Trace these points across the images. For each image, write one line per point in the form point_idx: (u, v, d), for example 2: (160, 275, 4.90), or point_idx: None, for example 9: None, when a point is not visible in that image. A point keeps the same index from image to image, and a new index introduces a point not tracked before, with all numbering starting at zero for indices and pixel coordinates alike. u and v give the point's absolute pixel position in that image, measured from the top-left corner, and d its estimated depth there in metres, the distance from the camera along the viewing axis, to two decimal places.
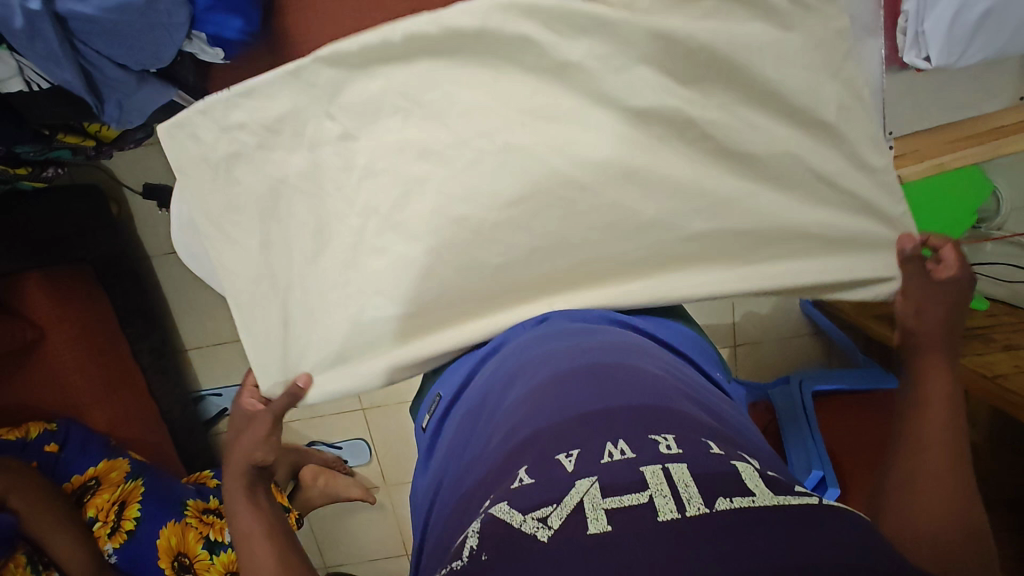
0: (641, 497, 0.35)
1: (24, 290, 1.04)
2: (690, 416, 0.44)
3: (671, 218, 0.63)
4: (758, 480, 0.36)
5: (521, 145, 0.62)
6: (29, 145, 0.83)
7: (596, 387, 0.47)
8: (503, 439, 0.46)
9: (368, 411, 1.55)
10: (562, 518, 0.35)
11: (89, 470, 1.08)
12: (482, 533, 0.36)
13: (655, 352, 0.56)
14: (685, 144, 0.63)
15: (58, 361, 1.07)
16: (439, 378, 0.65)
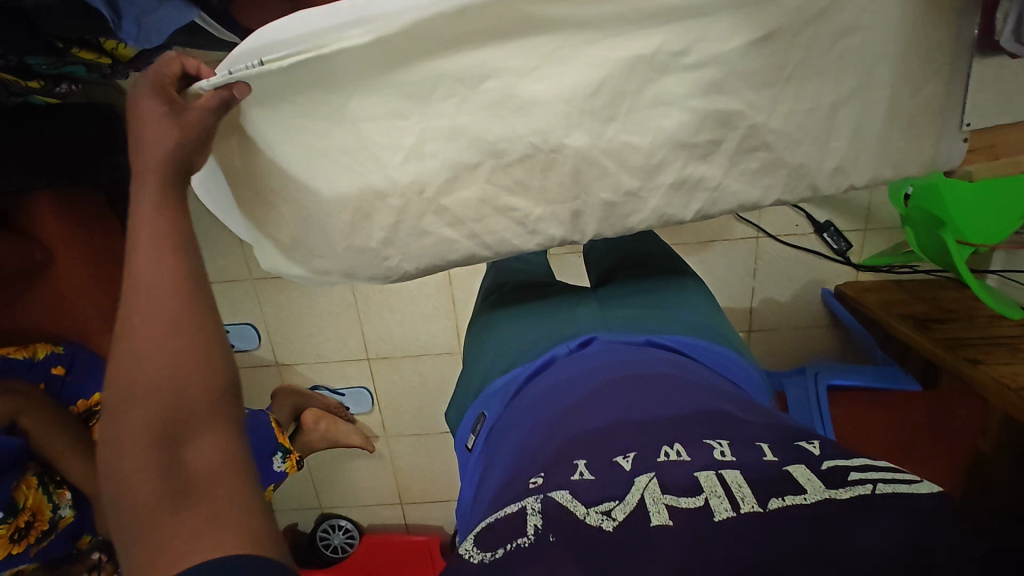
0: (697, 500, 0.42)
1: (35, 210, 1.02)
2: (735, 421, 0.52)
3: (712, 190, 0.61)
4: (811, 475, 0.42)
5: (578, 99, 0.56)
6: (41, 57, 0.78)
7: (640, 402, 0.57)
8: (563, 437, 0.55)
9: (373, 360, 1.55)
10: (625, 512, 0.43)
11: (94, 395, 1.06)
12: (544, 514, 0.44)
13: (698, 374, 0.65)
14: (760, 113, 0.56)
15: (68, 283, 1.06)
16: (482, 399, 0.77)
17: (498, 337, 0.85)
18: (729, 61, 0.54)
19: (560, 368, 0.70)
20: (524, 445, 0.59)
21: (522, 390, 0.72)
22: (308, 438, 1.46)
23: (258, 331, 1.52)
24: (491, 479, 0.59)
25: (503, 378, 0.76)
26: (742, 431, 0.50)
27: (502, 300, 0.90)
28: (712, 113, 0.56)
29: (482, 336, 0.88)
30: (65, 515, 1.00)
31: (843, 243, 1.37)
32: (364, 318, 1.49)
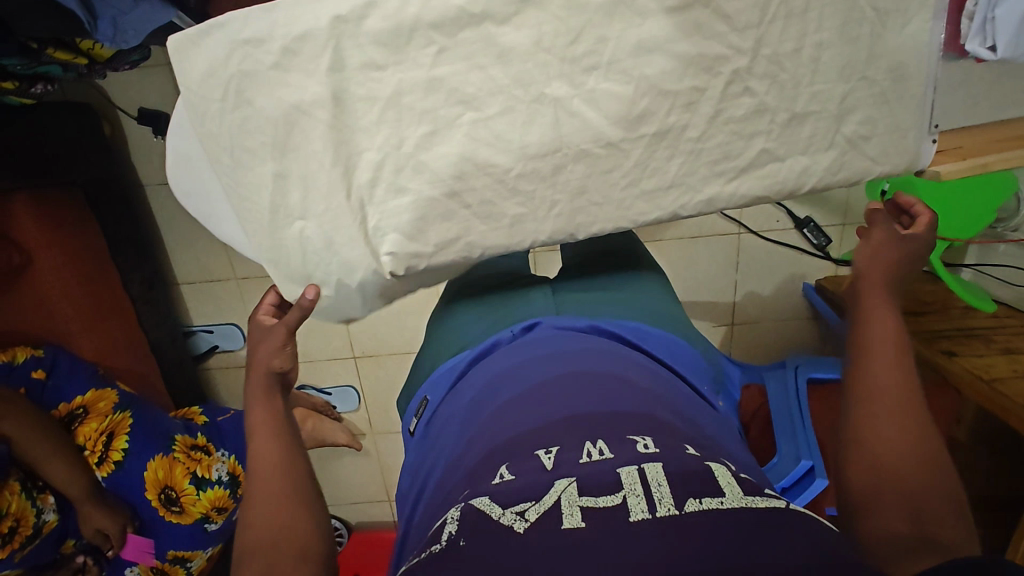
0: (615, 499, 0.45)
1: (11, 211, 1.01)
2: (659, 423, 0.55)
3: (697, 181, 0.58)
4: (730, 480, 0.47)
5: (558, 96, 0.55)
6: (16, 58, 0.77)
7: (573, 393, 0.59)
8: (492, 435, 0.58)
9: (359, 359, 1.55)
10: (538, 512, 0.45)
11: (77, 398, 1.04)
12: (462, 520, 0.46)
13: (634, 360, 0.68)
14: (731, 106, 0.55)
15: (44, 285, 1.05)
16: (427, 384, 0.79)
17: (459, 328, 0.84)
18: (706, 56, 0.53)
19: (501, 356, 0.72)
20: (459, 440, 0.62)
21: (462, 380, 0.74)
22: None
23: (243, 331, 1.50)
24: (433, 474, 0.62)
25: (449, 363, 0.78)
26: (664, 430, 0.54)
27: (464, 293, 0.91)
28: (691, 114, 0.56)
29: (443, 323, 0.88)
30: (50, 519, 0.99)
31: (824, 238, 1.40)
32: (350, 316, 1.49)
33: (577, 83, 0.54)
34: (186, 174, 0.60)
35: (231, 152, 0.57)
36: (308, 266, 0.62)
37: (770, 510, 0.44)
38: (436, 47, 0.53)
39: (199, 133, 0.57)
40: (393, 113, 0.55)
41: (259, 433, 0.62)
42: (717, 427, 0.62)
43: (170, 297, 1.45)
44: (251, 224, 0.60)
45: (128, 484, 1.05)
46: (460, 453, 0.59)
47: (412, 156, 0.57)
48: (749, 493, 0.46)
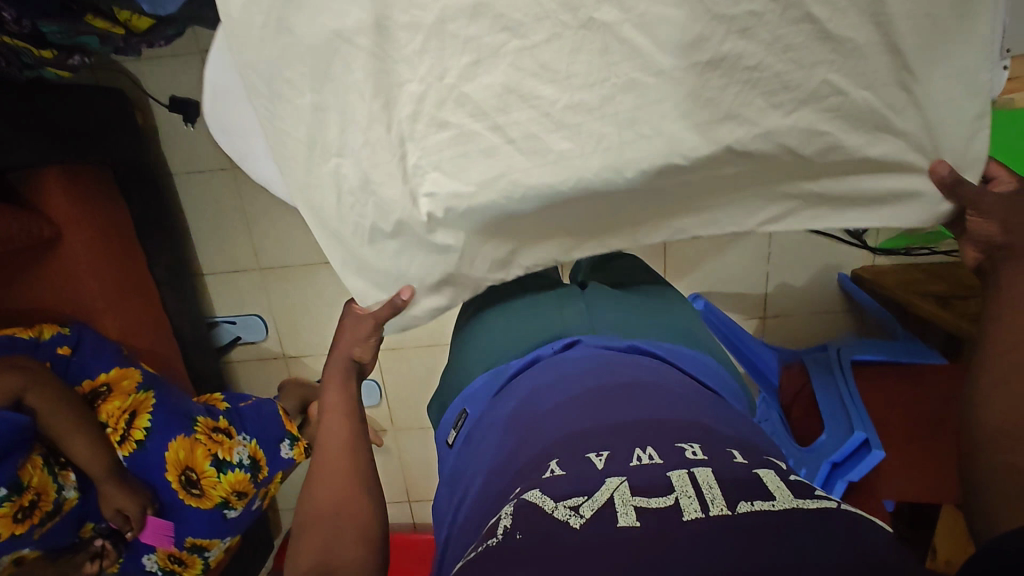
0: (667, 499, 0.45)
1: (43, 185, 1.01)
2: (706, 433, 0.55)
3: (752, 113, 0.56)
4: (779, 484, 0.46)
5: (606, 22, 0.53)
6: (55, 21, 0.78)
7: (623, 404, 0.59)
8: (543, 440, 0.58)
9: (381, 352, 1.52)
10: (592, 509, 0.45)
11: (100, 375, 1.02)
12: (515, 515, 0.47)
13: (676, 376, 0.68)
14: (789, 31, 0.53)
15: (72, 261, 1.04)
16: (464, 396, 0.77)
17: (492, 348, 0.80)
18: None
19: (541, 368, 0.71)
20: (500, 450, 0.62)
21: (507, 388, 0.72)
22: None
23: (266, 322, 1.48)
24: (468, 489, 0.62)
25: (484, 378, 0.76)
26: (712, 438, 0.54)
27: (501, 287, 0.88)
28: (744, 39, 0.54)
29: (471, 337, 0.85)
30: (71, 496, 0.97)
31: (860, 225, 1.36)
32: None
33: (628, 7, 0.53)
34: (222, 111, 0.61)
35: (269, 84, 0.57)
36: (342, 206, 0.61)
37: (824, 513, 0.43)
38: None
39: (237, 62, 0.56)
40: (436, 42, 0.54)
41: (334, 414, 0.70)
42: (763, 442, 0.60)
43: (194, 287, 1.44)
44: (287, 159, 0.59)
45: (149, 464, 1.03)
46: (501, 463, 0.59)
47: (455, 88, 0.56)
48: (802, 497, 0.45)
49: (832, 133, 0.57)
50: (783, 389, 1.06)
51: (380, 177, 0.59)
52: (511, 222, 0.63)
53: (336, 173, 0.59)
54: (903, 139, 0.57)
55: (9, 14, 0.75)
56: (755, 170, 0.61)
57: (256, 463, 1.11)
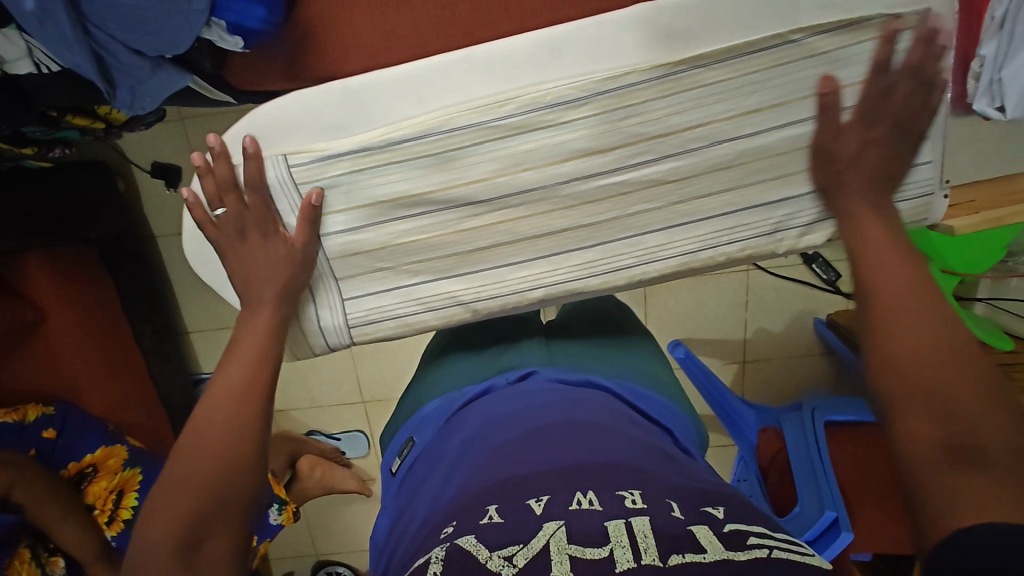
0: (602, 551, 0.40)
1: (27, 270, 1.02)
2: (658, 476, 0.50)
3: (734, 206, 0.57)
4: (713, 537, 0.41)
5: (580, 155, 0.54)
6: (36, 126, 0.79)
7: (576, 444, 0.54)
8: (487, 472, 0.52)
9: (369, 404, 1.54)
10: (527, 558, 0.40)
11: (86, 457, 1.03)
12: (447, 559, 0.41)
13: (629, 418, 0.63)
14: (737, 170, 0.55)
15: (57, 341, 1.06)
16: (413, 424, 0.74)
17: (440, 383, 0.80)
18: (719, 114, 0.53)
19: (490, 401, 0.67)
20: (444, 482, 0.56)
21: (455, 417, 0.69)
22: (304, 486, 1.43)
23: None
24: (407, 523, 0.56)
25: (435, 405, 0.74)
26: (657, 484, 0.48)
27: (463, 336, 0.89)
28: (702, 203, 0.57)
29: (429, 368, 0.85)
30: None
31: (833, 274, 1.40)
32: (358, 361, 1.49)
33: (586, 146, 0.54)
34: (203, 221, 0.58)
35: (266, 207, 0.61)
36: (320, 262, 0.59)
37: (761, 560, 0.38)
38: (446, 113, 0.53)
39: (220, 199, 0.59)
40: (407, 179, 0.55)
41: (254, 328, 0.53)
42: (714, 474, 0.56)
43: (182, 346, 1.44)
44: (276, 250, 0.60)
45: None
46: (445, 497, 0.53)
47: (422, 221, 0.57)
48: (736, 546, 0.40)
49: (779, 177, 0.56)
50: (761, 451, 1.07)
51: (364, 314, 0.61)
52: (437, 198, 0.56)
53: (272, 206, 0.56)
54: None
55: None
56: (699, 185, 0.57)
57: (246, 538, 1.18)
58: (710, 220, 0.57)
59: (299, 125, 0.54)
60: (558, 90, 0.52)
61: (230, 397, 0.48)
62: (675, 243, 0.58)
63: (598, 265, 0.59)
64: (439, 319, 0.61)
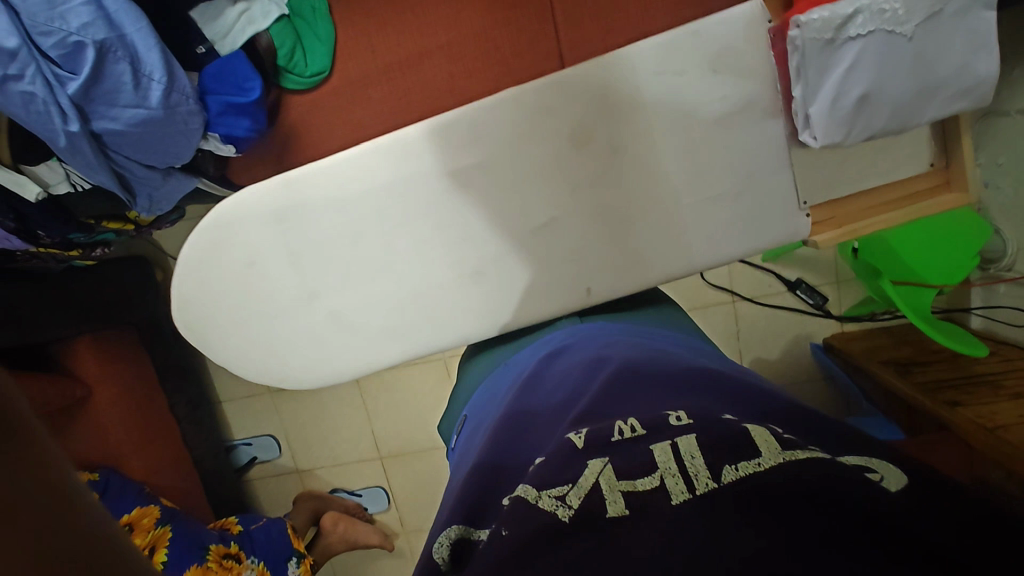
0: (653, 480, 0.36)
1: (77, 351, 1.20)
2: (700, 399, 0.48)
3: (604, 211, 0.65)
4: (767, 436, 0.37)
5: (493, 216, 0.65)
6: (77, 233, 0.97)
7: (608, 387, 0.52)
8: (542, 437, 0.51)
9: (386, 459, 1.58)
10: (580, 497, 0.36)
11: (123, 516, 1.16)
12: (504, 516, 0.36)
13: (671, 351, 0.60)
14: (597, 182, 0.64)
15: (103, 413, 1.22)
16: (467, 404, 0.75)
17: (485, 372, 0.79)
18: (583, 147, 0.63)
19: (521, 365, 0.68)
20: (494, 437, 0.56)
21: (500, 379, 0.70)
22: (327, 541, 1.47)
23: (278, 441, 1.59)
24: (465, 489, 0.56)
25: (491, 378, 0.73)
26: (704, 404, 0.46)
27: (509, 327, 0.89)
28: (578, 219, 0.65)
29: (473, 350, 0.88)
30: None
31: (819, 297, 1.41)
32: (373, 417, 1.56)
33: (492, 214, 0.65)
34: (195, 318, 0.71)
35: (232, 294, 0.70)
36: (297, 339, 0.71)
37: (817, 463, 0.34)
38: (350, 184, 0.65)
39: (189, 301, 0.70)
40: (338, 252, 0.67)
41: None
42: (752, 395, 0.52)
43: (214, 415, 1.58)
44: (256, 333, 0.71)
45: None
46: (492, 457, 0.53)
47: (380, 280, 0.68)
48: (793, 446, 0.36)
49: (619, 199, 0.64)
50: None
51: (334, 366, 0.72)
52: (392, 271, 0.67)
53: (238, 296, 0.69)
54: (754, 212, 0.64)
55: (42, 235, 0.92)
56: (572, 211, 0.65)
57: None
58: (591, 245, 0.66)
59: (249, 218, 0.66)
60: (435, 158, 0.64)
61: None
62: (560, 253, 0.66)
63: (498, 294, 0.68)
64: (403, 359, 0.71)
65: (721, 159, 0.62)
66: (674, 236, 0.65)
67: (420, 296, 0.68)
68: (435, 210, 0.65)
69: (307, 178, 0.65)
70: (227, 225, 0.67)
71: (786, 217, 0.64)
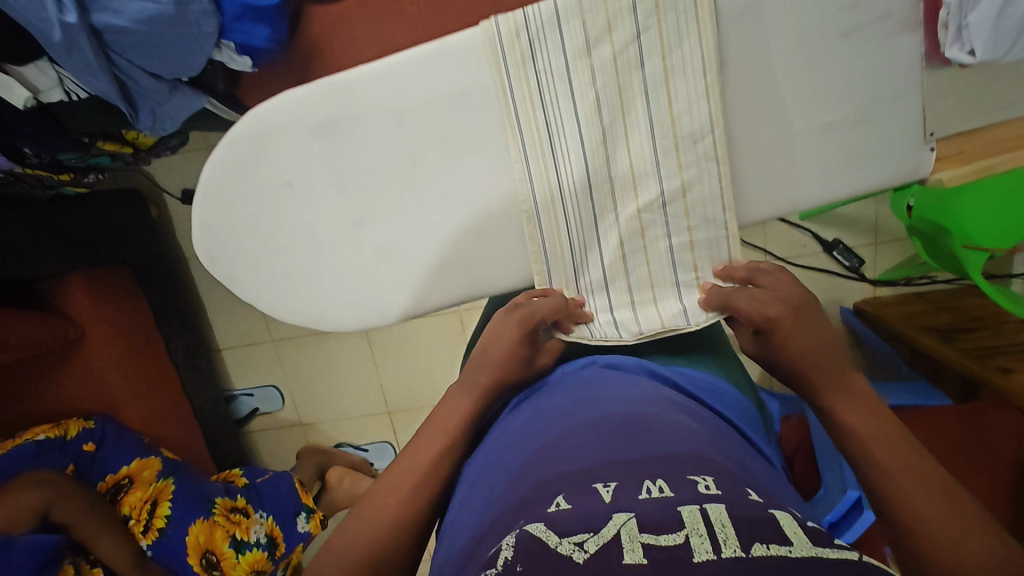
0: (677, 538, 0.33)
1: (68, 289, 1.10)
2: (724, 466, 0.42)
3: (699, 130, 0.56)
4: (796, 528, 0.33)
5: (576, 136, 0.58)
6: (70, 153, 0.86)
7: (631, 429, 0.45)
8: (552, 465, 0.43)
9: (394, 414, 1.51)
10: (598, 544, 0.33)
11: (122, 469, 1.10)
12: (515, 547, 0.34)
13: (689, 402, 0.53)
14: (696, 96, 0.55)
15: (100, 358, 1.13)
16: None
17: None
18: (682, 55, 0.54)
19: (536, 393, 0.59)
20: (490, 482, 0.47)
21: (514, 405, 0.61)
22: (333, 496, 1.41)
23: (281, 392, 1.52)
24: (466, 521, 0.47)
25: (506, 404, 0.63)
26: (731, 474, 0.41)
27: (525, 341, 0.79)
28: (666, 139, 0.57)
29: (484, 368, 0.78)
30: None
31: (856, 260, 1.34)
32: (381, 371, 1.48)
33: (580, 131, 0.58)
34: (214, 246, 0.61)
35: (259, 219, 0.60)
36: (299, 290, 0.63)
37: (852, 568, 0.30)
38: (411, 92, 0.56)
39: (204, 223, 0.60)
40: (389, 184, 0.59)
41: (440, 422, 0.53)
42: (778, 484, 0.46)
43: (213, 364, 1.50)
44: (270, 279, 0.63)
45: (171, 552, 1.09)
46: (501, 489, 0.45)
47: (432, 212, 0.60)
48: (822, 544, 0.32)
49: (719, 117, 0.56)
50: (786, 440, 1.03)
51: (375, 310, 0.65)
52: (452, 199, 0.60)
53: (264, 222, 0.60)
54: (874, 138, 0.56)
55: (29, 151, 0.82)
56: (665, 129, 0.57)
57: (273, 540, 1.17)
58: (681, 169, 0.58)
59: (287, 127, 0.57)
60: (515, 64, 0.56)
61: (412, 475, 0.49)
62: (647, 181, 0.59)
63: (573, 225, 0.61)
64: (456, 299, 0.65)
65: (843, 80, 0.54)
66: (775, 166, 0.57)
67: (481, 229, 0.61)
68: (510, 125, 0.57)
69: (362, 84, 0.56)
70: (262, 136, 0.57)
71: (899, 152, 0.56)
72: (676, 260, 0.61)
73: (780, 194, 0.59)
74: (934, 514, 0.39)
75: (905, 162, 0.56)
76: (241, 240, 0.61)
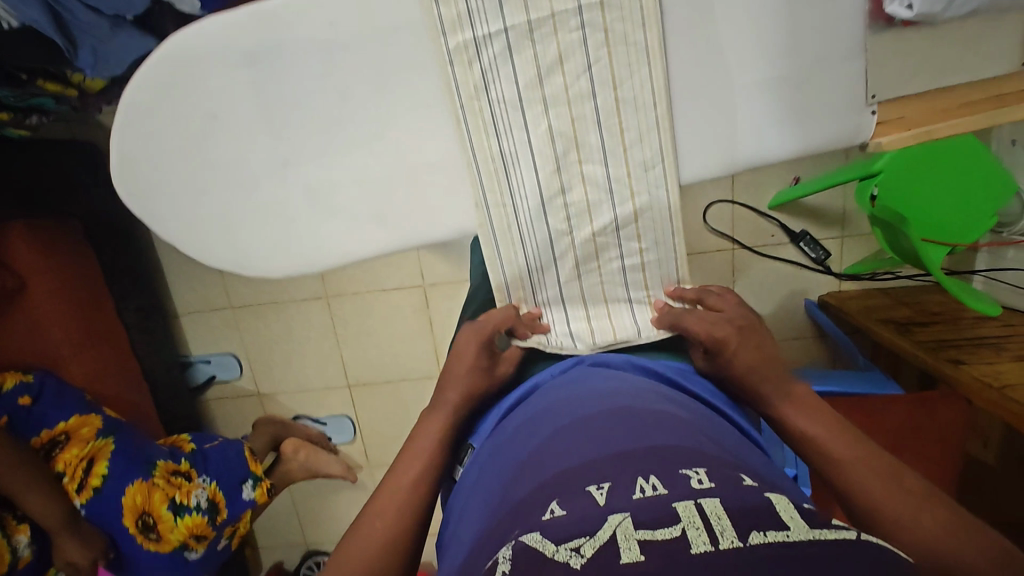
0: (674, 531, 0.31)
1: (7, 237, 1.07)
2: (715, 454, 0.40)
3: (638, 80, 0.55)
4: (794, 512, 0.32)
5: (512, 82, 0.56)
6: (6, 88, 0.83)
7: (618, 426, 0.44)
8: (543, 472, 0.42)
9: (354, 388, 1.49)
10: (595, 547, 0.32)
11: (60, 424, 1.07)
12: (515, 561, 0.32)
13: (677, 394, 0.51)
14: (638, 44, 0.54)
15: (36, 305, 1.10)
16: None
17: None
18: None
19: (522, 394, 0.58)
20: (484, 495, 0.46)
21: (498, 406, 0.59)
22: (288, 467, 1.37)
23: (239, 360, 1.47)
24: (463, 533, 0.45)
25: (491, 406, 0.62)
26: (721, 461, 0.39)
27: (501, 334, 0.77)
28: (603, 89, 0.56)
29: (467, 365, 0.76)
30: (25, 554, 1.01)
31: (822, 252, 1.34)
32: (342, 343, 1.45)
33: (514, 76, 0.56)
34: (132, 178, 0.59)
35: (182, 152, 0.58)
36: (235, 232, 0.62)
37: (855, 543, 0.29)
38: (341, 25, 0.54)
39: (122, 155, 0.58)
40: (324, 127, 0.57)
41: (419, 441, 0.53)
42: (777, 474, 0.44)
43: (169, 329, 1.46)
44: (196, 220, 0.61)
45: (105, 512, 1.06)
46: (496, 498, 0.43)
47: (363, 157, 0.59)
48: (821, 524, 0.31)
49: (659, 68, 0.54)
50: None
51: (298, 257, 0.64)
52: (382, 143, 0.58)
53: (187, 155, 0.58)
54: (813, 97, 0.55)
55: None
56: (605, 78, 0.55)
57: (215, 506, 1.13)
58: (618, 121, 0.56)
59: (211, 54, 0.54)
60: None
61: (400, 494, 0.50)
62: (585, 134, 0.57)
63: (505, 176, 0.59)
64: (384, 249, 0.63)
65: (787, 34, 0.52)
66: (714, 123, 0.56)
67: (415, 176, 0.60)
68: (444, 65, 0.55)
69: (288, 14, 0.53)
70: (184, 63, 0.54)
71: (838, 114, 0.55)
72: (629, 278, 0.62)
73: (719, 153, 0.57)
74: (885, 496, 0.43)
75: (843, 125, 0.55)
76: (160, 173, 0.59)
